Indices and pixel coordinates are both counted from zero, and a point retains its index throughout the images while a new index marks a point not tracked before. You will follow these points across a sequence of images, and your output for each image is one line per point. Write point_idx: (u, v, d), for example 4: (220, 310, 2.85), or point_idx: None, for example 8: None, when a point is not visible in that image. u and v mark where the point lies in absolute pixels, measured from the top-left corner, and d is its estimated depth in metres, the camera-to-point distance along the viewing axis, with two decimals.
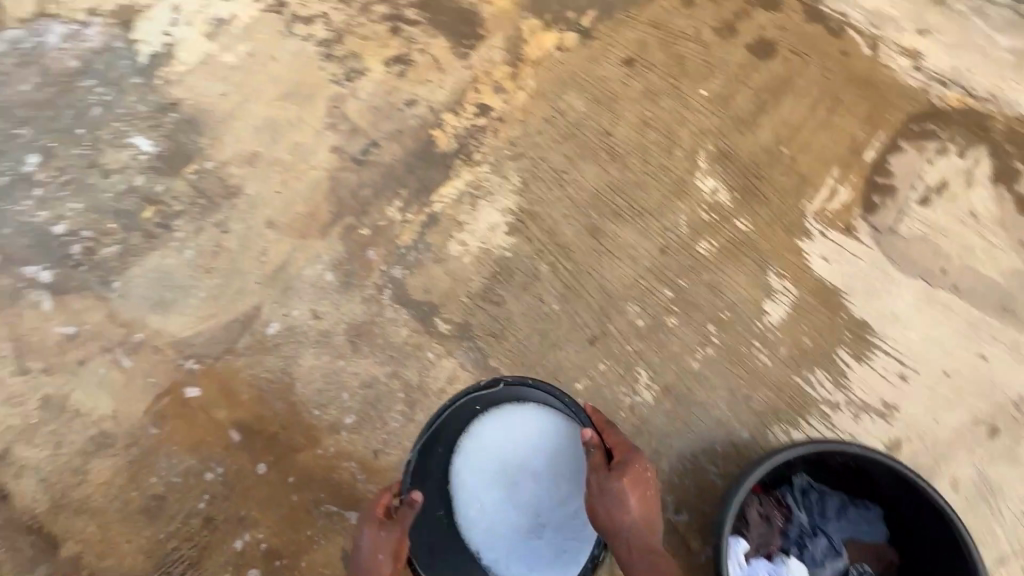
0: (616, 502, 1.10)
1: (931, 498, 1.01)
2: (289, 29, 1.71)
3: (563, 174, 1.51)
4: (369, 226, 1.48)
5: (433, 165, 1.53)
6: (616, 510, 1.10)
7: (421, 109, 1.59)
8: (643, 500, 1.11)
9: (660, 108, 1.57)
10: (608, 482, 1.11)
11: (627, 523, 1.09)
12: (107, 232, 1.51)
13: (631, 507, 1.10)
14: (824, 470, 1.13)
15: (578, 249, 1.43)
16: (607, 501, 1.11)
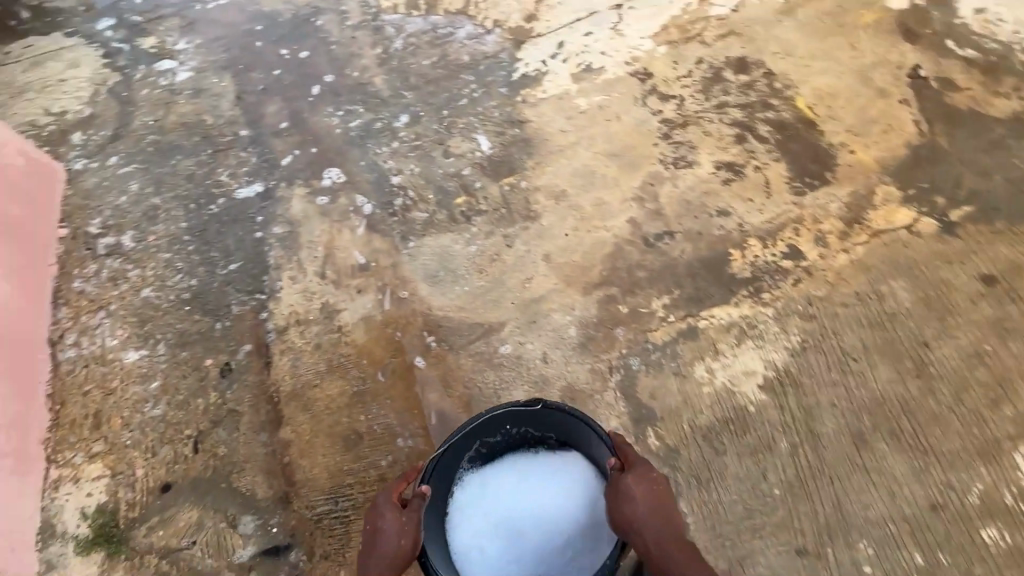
0: (637, 510, 1.03)
1: None
2: (644, 100, 1.83)
3: (848, 361, 1.35)
4: (629, 305, 1.49)
5: (716, 281, 1.48)
6: (628, 503, 1.04)
7: (731, 222, 1.56)
8: (651, 493, 1.04)
9: (1002, 349, 1.33)
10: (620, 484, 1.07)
11: (627, 497, 1.04)
12: (424, 200, 1.78)
13: (630, 492, 1.05)
14: None
15: (831, 447, 1.27)
16: (638, 514, 1.02)
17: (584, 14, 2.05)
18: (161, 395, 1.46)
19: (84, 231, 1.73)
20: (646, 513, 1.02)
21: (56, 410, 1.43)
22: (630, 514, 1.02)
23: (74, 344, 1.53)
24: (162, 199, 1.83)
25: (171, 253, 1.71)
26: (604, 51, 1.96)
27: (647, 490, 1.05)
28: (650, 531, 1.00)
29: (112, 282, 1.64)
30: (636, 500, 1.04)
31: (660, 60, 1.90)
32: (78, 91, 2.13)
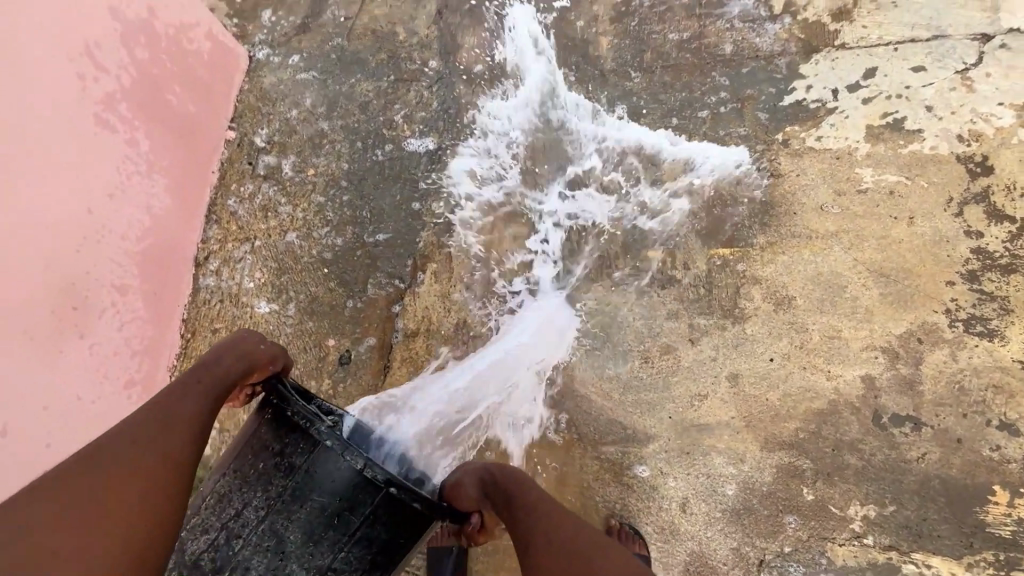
0: (498, 473, 1.02)
1: None
2: (961, 206, 1.27)
3: None
4: (817, 495, 1.15)
5: (954, 520, 1.10)
6: (489, 477, 1.02)
7: (1013, 448, 1.11)
8: (506, 471, 1.03)
9: None
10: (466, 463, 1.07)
11: (496, 471, 1.02)
12: (609, 235, 1.44)
13: (477, 470, 1.04)
14: None
15: None
16: (503, 476, 1.01)
17: (927, 34, 1.40)
18: None
19: (250, 141, 1.60)
20: (523, 484, 1.00)
21: (187, 340, 1.42)
22: (503, 486, 1.00)
23: (214, 273, 1.47)
24: (330, 126, 1.63)
25: (325, 197, 1.55)
26: (933, 105, 1.35)
27: (503, 467, 1.04)
28: (531, 501, 0.96)
29: (263, 213, 1.54)
30: (505, 471, 1.02)
31: (1015, 152, 1.29)
32: None
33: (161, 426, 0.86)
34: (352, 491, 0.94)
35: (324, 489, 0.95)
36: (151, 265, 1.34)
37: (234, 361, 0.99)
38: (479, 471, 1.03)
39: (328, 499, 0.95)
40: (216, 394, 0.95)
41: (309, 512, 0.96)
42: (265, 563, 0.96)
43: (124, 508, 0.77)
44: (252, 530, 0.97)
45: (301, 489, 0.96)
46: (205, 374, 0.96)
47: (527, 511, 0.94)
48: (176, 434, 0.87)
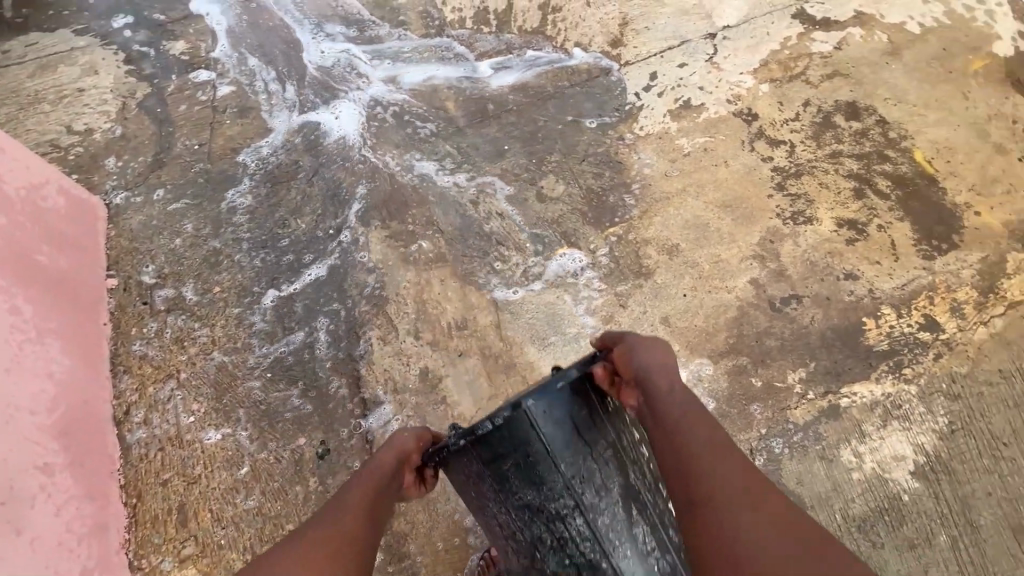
0: (646, 365, 0.91)
1: None
2: (751, 144, 1.73)
3: (1008, 436, 1.31)
4: (762, 379, 1.41)
5: (852, 352, 1.42)
6: (649, 379, 0.90)
7: (860, 288, 1.49)
8: (663, 372, 0.90)
9: None
10: (638, 344, 0.94)
11: (660, 377, 0.90)
12: (520, 249, 1.64)
13: (642, 360, 0.92)
14: None
15: (993, 541, 1.22)
16: (653, 372, 0.90)
17: (676, 42, 1.91)
18: (252, 483, 1.32)
19: (138, 281, 1.53)
20: (677, 421, 0.85)
21: (133, 507, 1.29)
22: (661, 400, 0.88)
23: (142, 423, 1.36)
24: (222, 242, 1.62)
25: (242, 307, 1.53)
26: (702, 85, 1.83)
27: (659, 362, 0.91)
28: (691, 438, 0.83)
29: (180, 346, 1.46)
30: (671, 385, 0.89)
31: (764, 99, 1.80)
32: (101, 104, 1.84)
33: (329, 535, 0.87)
34: (511, 441, 0.88)
35: (499, 448, 0.89)
36: (76, 434, 1.22)
37: (392, 451, 0.98)
38: (625, 360, 0.93)
39: (516, 454, 0.88)
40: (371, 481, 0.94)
41: (512, 476, 0.90)
42: (550, 536, 0.90)
43: None
44: (524, 545, 0.93)
45: (500, 489, 0.92)
46: (371, 471, 0.96)
47: (694, 444, 0.82)
48: (344, 544, 0.86)
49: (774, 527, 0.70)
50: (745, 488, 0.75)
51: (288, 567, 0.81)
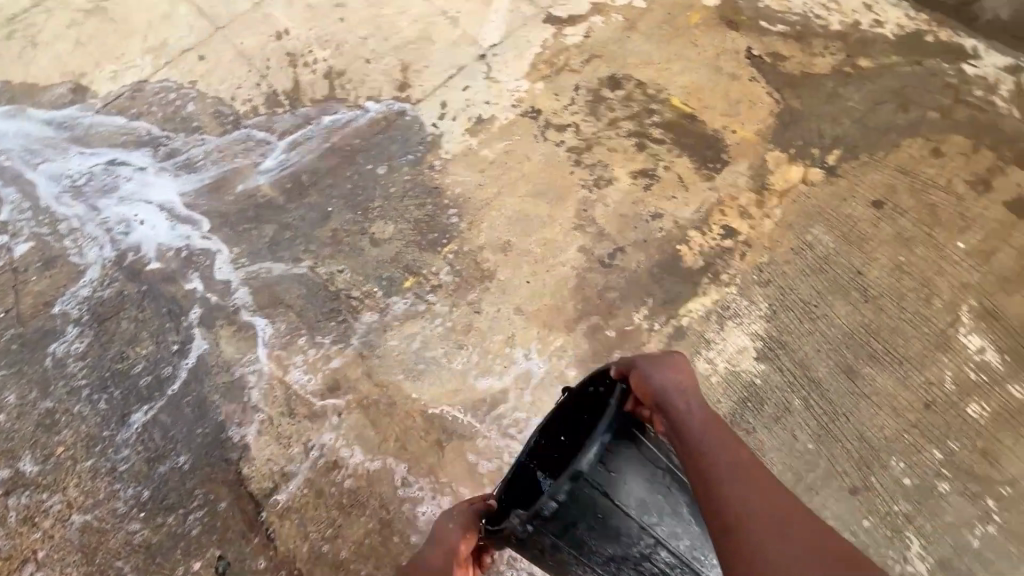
0: (668, 390, 0.95)
1: None
2: (543, 135, 1.91)
3: (815, 300, 1.52)
4: (615, 329, 1.54)
5: (678, 277, 1.59)
6: (671, 400, 0.94)
7: (667, 223, 1.68)
8: (664, 375, 0.97)
9: (918, 255, 1.56)
10: (655, 365, 0.99)
11: (687, 406, 0.94)
12: (369, 296, 1.67)
13: (658, 380, 0.96)
14: None
15: (834, 388, 1.40)
16: (664, 390, 0.95)
17: (455, 71, 2.10)
18: None
19: None
20: (699, 440, 0.88)
21: None
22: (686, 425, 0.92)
23: None
24: (58, 400, 1.53)
25: (97, 458, 1.46)
26: (488, 99, 2.02)
27: (665, 372, 0.97)
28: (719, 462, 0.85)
29: (34, 523, 1.39)
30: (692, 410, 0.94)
31: (543, 95, 2.01)
32: None
33: None
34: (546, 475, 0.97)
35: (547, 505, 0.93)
36: None
37: (466, 515, 1.09)
38: (629, 373, 0.99)
39: (557, 501, 0.92)
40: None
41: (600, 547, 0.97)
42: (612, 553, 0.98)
43: None
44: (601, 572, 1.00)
45: (581, 553, 0.98)
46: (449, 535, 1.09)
47: (711, 455, 0.86)
48: None
49: (782, 529, 0.73)
50: (754, 490, 0.78)
51: None
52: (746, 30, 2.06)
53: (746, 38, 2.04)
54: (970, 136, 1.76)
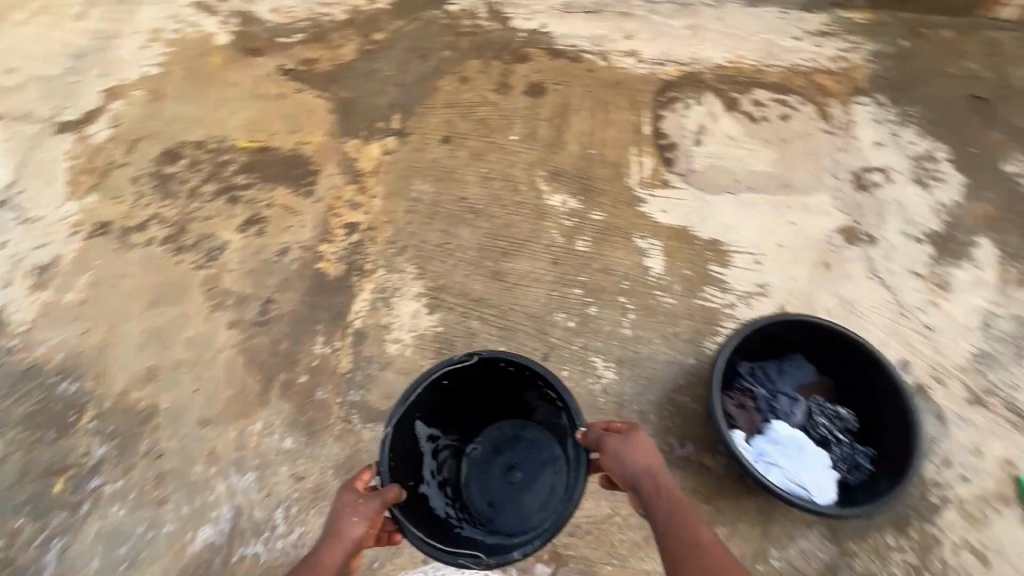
0: (647, 455, 1.12)
1: (833, 331, 1.32)
2: (125, 241, 1.69)
3: (444, 238, 1.73)
4: (305, 371, 1.53)
5: (333, 290, 1.64)
6: (642, 483, 1.09)
7: (296, 252, 1.70)
8: (636, 448, 1.12)
9: (492, 162, 1.89)
10: (627, 438, 1.14)
11: (654, 477, 1.09)
12: (21, 532, 1.35)
13: (628, 458, 1.12)
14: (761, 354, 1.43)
15: (493, 295, 1.64)
16: (632, 460, 1.11)
17: None
18: None
19: None
20: (654, 491, 1.08)
21: None
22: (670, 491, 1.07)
23: None
24: None
25: None
26: (36, 242, 1.69)
27: (645, 446, 1.13)
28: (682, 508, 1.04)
29: None
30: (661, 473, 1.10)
31: (99, 204, 1.75)
32: None
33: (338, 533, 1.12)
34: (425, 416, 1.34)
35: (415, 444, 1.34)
36: None
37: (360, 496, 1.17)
38: (606, 445, 1.15)
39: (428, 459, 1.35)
40: (346, 551, 1.10)
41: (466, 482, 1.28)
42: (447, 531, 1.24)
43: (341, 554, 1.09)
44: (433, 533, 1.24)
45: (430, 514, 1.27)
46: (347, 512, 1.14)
47: (651, 491, 1.08)
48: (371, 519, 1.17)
49: (680, 530, 1.01)
50: (685, 513, 1.04)
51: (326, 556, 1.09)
52: (269, 50, 2.12)
53: (272, 58, 2.10)
54: (478, 56, 2.14)
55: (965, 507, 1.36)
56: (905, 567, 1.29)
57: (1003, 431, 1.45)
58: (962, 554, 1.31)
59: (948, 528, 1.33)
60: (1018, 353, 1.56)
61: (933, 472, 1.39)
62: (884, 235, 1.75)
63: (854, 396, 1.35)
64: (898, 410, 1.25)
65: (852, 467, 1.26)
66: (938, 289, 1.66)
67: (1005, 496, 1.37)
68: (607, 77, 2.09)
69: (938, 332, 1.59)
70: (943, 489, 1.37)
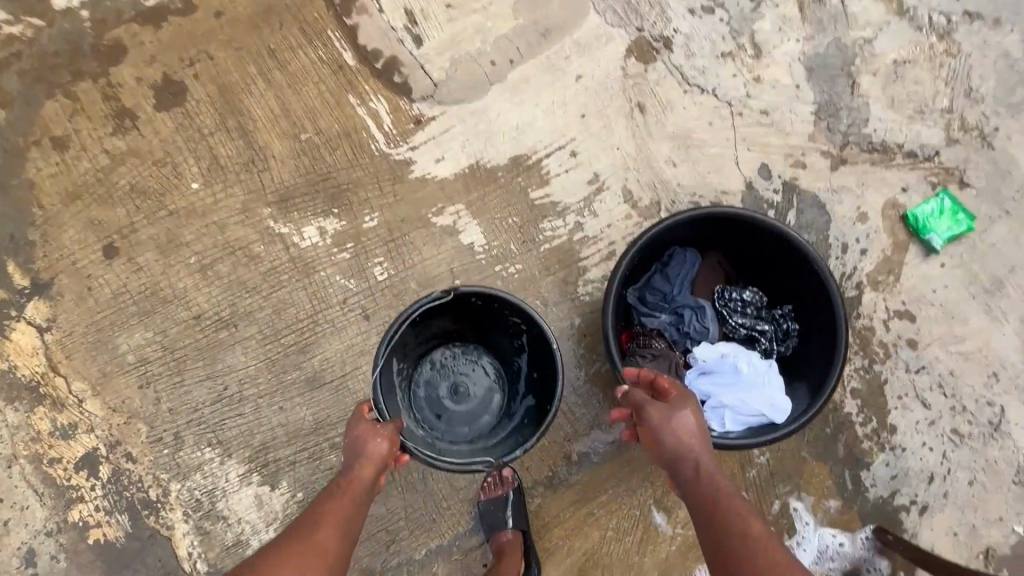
0: (692, 431, 0.87)
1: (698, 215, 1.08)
2: None
3: (217, 382, 1.23)
4: None
5: (137, 553, 1.16)
6: (681, 467, 0.86)
7: (49, 544, 1.16)
8: (685, 426, 0.87)
9: (196, 241, 1.29)
10: (671, 407, 0.89)
11: (696, 461, 0.85)
12: None
13: (673, 437, 0.86)
14: (641, 274, 1.20)
15: (329, 409, 1.22)
16: (677, 441, 0.86)
17: None
18: None
19: None
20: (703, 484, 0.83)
21: None
22: (709, 483, 0.84)
23: None
24: None
25: None
26: None
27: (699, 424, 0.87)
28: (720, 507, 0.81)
29: None
30: (703, 460, 0.86)
31: None
32: None
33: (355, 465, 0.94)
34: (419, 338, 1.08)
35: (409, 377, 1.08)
36: None
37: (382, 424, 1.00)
38: (649, 414, 0.89)
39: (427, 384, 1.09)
40: (375, 473, 0.94)
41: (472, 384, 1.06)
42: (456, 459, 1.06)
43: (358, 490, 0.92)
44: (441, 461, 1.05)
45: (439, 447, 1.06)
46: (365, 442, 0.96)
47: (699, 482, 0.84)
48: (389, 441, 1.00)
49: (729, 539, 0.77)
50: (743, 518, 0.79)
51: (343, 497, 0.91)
52: None
53: None
54: (47, 91, 1.32)
55: (875, 279, 1.30)
56: (859, 374, 1.25)
57: (873, 177, 1.34)
58: (894, 324, 1.28)
59: (872, 310, 1.28)
60: (852, 82, 1.38)
61: (839, 266, 1.30)
62: (675, 27, 1.38)
63: (745, 257, 1.18)
64: (797, 259, 1.08)
65: (783, 341, 1.12)
66: (753, 58, 1.39)
67: (901, 242, 1.31)
68: (245, 9, 1.35)
69: (775, 109, 1.37)
70: (851, 276, 1.30)
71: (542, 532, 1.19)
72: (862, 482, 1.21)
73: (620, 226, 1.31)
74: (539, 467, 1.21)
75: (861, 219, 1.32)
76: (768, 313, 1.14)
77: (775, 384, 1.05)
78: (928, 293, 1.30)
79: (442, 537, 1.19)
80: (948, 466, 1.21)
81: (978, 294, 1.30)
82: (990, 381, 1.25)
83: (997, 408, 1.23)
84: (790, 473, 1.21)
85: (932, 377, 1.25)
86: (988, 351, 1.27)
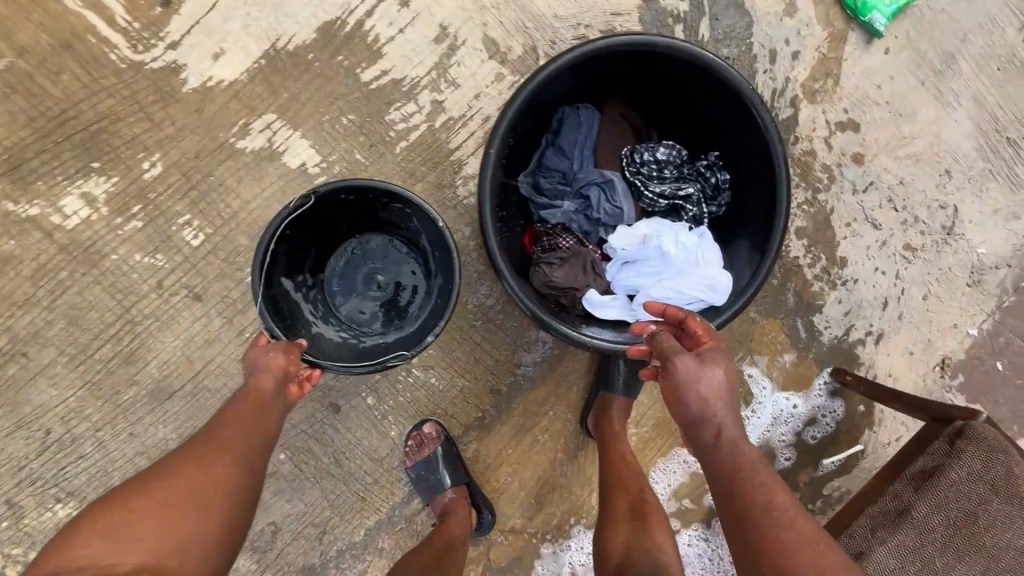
0: (722, 395, 0.65)
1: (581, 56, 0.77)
2: None
3: (34, 427, 0.95)
4: None
5: None
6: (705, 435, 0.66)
7: None
8: (716, 389, 0.65)
9: None
10: (704, 364, 0.65)
11: (724, 433, 0.65)
12: None
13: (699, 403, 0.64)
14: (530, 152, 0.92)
15: (191, 419, 0.97)
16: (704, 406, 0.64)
17: None
18: None
19: None
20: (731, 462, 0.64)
21: None
22: (736, 460, 0.64)
23: None
24: None
25: None
26: None
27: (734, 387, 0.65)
28: (750, 498, 0.62)
29: None
30: (730, 431, 0.65)
31: None
32: None
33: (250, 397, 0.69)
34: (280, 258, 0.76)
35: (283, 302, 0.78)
36: None
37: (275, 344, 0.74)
38: (673, 369, 0.65)
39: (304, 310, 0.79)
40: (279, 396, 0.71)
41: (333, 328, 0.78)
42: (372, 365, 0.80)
43: (259, 426, 0.68)
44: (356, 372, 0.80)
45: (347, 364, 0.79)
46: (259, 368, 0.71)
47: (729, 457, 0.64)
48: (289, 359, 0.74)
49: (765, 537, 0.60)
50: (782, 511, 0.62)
51: (236, 432, 0.66)
52: None
53: None
54: None
55: (811, 89, 1.05)
56: (802, 210, 1.07)
57: None
58: (836, 140, 1.07)
59: (810, 129, 1.06)
60: None
61: (769, 81, 1.04)
62: None
63: (654, 97, 0.90)
64: (717, 89, 0.80)
65: (712, 198, 0.89)
66: None
67: (837, 34, 1.05)
68: None
69: None
70: (784, 92, 1.05)
71: (486, 475, 1.06)
72: (816, 327, 1.09)
73: (492, 94, 0.98)
74: (465, 410, 1.04)
75: (788, 12, 1.03)
76: (690, 168, 0.90)
77: (711, 257, 0.85)
78: (871, 92, 1.07)
79: (377, 513, 1.04)
80: (902, 286, 1.10)
81: (927, 79, 1.08)
82: (940, 181, 1.09)
83: (950, 209, 1.10)
84: (739, 339, 1.08)
85: (881, 192, 1.09)
86: (938, 147, 1.09)
